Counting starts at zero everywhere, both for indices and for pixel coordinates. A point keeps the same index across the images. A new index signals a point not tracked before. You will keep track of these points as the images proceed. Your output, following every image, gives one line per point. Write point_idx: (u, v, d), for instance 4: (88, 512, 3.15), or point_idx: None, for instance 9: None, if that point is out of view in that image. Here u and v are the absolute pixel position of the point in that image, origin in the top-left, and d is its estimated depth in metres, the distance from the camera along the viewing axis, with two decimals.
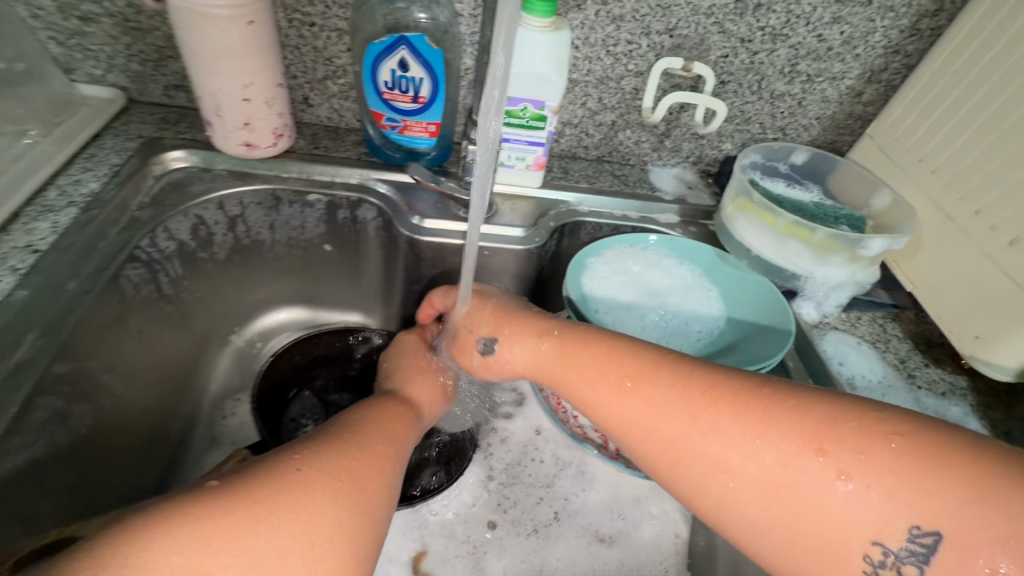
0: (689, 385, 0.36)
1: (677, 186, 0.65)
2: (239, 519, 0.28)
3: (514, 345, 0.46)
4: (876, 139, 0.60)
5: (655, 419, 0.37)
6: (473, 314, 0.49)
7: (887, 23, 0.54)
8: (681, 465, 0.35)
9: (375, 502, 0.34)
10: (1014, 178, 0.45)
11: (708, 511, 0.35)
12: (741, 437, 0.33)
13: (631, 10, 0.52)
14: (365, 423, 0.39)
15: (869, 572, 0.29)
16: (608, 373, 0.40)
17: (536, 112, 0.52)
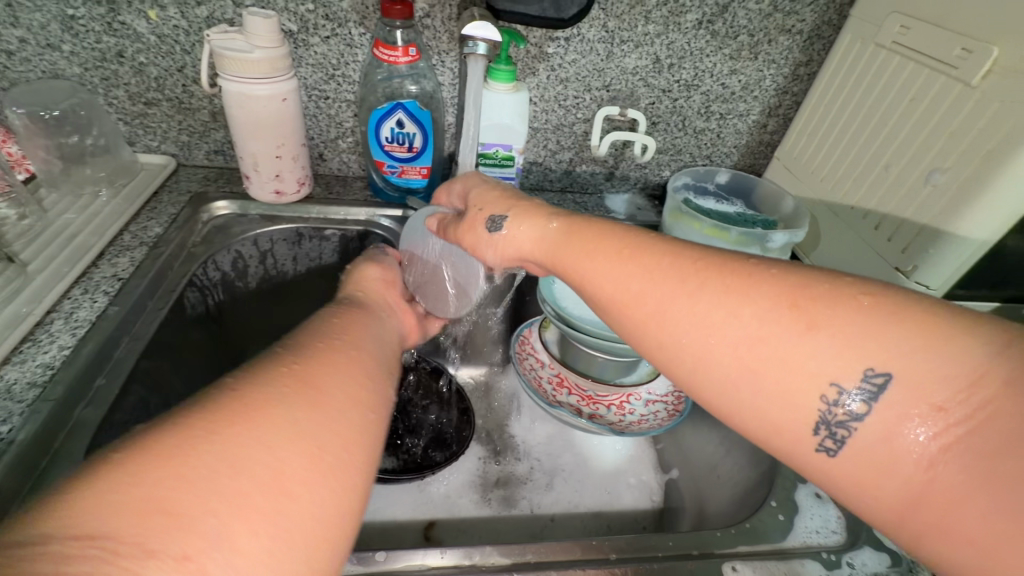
0: (677, 257, 0.35)
1: (628, 208, 0.79)
2: (178, 441, 0.26)
3: (520, 229, 0.45)
4: (782, 160, 0.75)
5: (642, 284, 0.35)
6: (481, 201, 0.49)
7: (773, 71, 0.70)
8: (662, 326, 0.34)
9: (339, 401, 0.32)
10: (872, 179, 0.59)
11: (678, 370, 0.34)
12: (723, 298, 0.32)
13: (574, 73, 0.67)
14: (314, 335, 0.38)
15: (823, 411, 0.29)
16: (603, 249, 0.38)
17: (506, 154, 0.66)
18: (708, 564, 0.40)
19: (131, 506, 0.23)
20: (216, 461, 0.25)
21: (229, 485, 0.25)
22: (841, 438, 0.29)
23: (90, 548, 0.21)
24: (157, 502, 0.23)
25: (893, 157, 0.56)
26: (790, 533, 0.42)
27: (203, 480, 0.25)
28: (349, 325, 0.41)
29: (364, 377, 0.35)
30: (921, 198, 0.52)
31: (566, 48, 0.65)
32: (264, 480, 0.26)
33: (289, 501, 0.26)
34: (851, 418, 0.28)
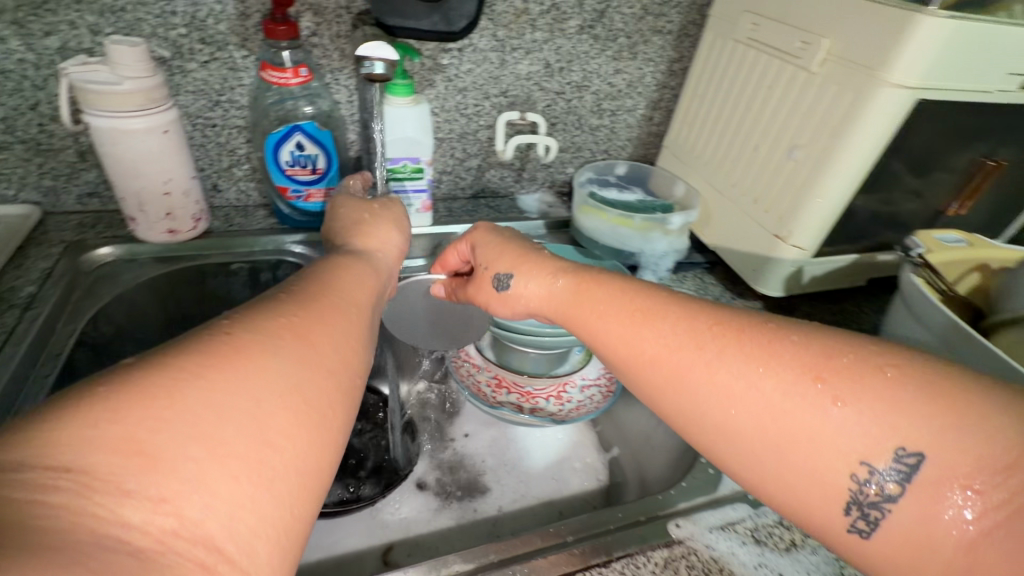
0: (694, 321, 0.37)
1: (539, 207, 0.82)
2: (162, 382, 0.25)
3: (530, 287, 0.47)
4: (668, 147, 0.81)
5: (660, 350, 0.37)
6: (490, 255, 0.51)
7: (652, 68, 0.76)
8: (681, 391, 0.36)
9: (331, 360, 0.32)
10: (744, 159, 0.66)
11: (702, 436, 0.36)
12: (744, 368, 0.34)
13: (471, 82, 0.69)
14: (313, 285, 0.37)
15: (855, 490, 0.31)
16: (617, 312, 0.41)
17: (414, 167, 0.67)
18: (656, 526, 0.42)
19: (108, 444, 0.23)
20: (201, 407, 0.25)
21: (210, 431, 0.25)
22: (874, 520, 0.30)
23: (63, 480, 0.21)
24: (136, 440, 0.23)
25: (759, 138, 0.63)
26: (721, 483, 0.46)
27: (187, 424, 0.25)
28: (344, 274, 0.40)
29: (355, 341, 0.35)
30: (786, 172, 0.60)
31: (460, 59, 0.67)
32: (246, 432, 0.26)
33: (271, 452, 0.27)
34: (882, 499, 0.30)
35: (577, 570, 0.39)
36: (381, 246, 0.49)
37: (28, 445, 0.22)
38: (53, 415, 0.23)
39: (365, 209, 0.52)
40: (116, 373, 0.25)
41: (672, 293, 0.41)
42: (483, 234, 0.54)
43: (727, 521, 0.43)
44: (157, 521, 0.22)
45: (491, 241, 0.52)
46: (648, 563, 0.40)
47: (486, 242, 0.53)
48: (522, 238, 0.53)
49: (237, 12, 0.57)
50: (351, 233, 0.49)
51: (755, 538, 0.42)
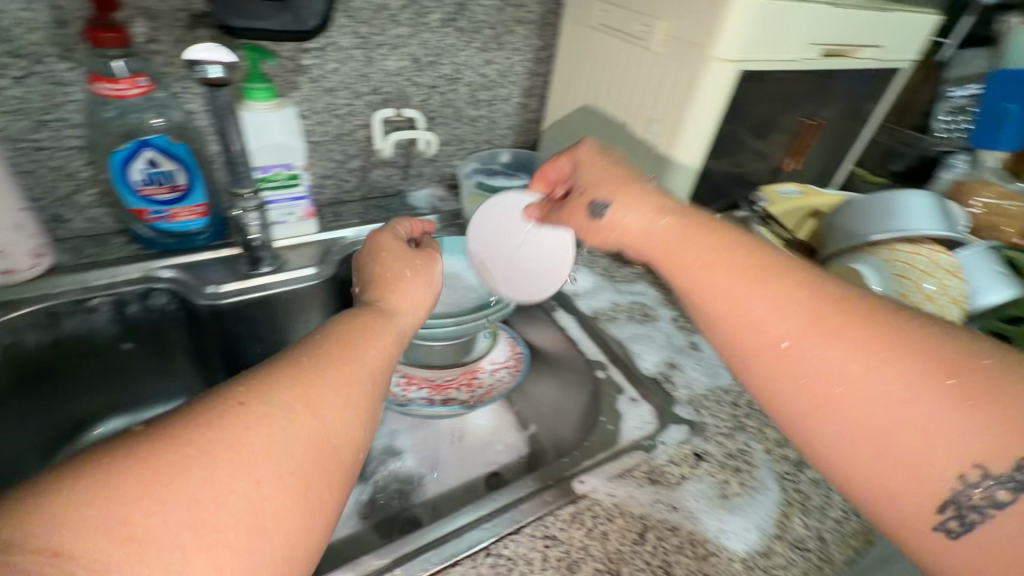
0: (820, 293, 0.38)
1: (431, 201, 0.83)
2: (165, 460, 0.26)
3: (630, 216, 0.46)
4: (546, 133, 0.85)
5: (768, 314, 0.38)
6: (596, 177, 0.49)
7: (520, 57, 0.78)
8: (780, 363, 0.38)
9: (334, 438, 0.32)
10: (609, 137, 0.70)
11: (794, 407, 0.38)
12: (870, 349, 0.35)
13: (338, 82, 0.67)
14: (340, 352, 0.37)
15: (957, 491, 0.32)
16: (731, 266, 0.41)
17: (288, 173, 0.64)
18: (562, 486, 0.45)
19: (101, 529, 0.23)
20: (199, 490, 0.26)
21: (205, 518, 0.26)
22: (970, 522, 0.31)
23: (50, 565, 0.22)
24: (130, 524, 0.24)
25: (620, 117, 0.68)
26: (620, 436, 0.50)
27: (184, 509, 0.25)
28: (365, 337, 0.39)
29: (363, 414, 0.35)
30: (646, 146, 0.65)
31: (322, 59, 0.65)
32: (239, 522, 0.26)
33: (262, 539, 0.27)
34: (988, 504, 0.31)
35: (490, 542, 0.40)
36: (412, 307, 0.46)
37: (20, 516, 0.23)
38: (50, 490, 0.24)
39: (384, 252, 0.50)
40: (129, 445, 0.27)
41: (802, 266, 0.40)
42: (585, 157, 0.51)
43: (625, 469, 0.47)
44: None
45: (610, 161, 0.50)
46: (556, 521, 0.42)
47: (581, 166, 0.51)
48: (632, 167, 0.50)
49: (51, 21, 0.51)
50: (381, 287, 0.47)
51: (651, 479, 0.46)
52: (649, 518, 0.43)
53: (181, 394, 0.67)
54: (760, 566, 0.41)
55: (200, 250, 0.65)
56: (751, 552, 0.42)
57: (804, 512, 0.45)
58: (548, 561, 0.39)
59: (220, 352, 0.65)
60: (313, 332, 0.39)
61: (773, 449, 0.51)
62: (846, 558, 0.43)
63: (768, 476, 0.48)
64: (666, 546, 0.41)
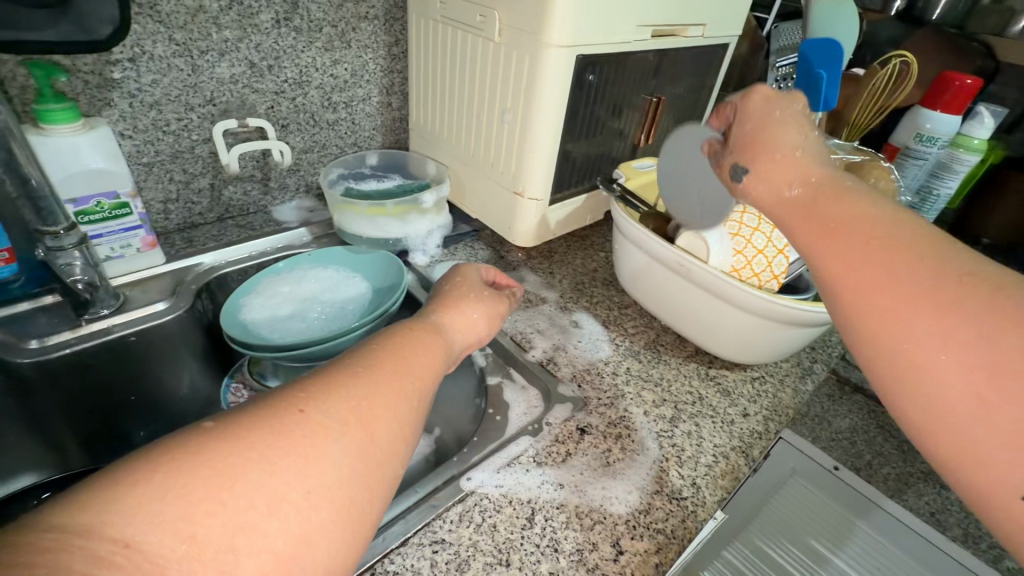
0: (951, 263, 0.30)
1: (299, 214, 0.78)
2: (232, 461, 0.25)
3: (763, 177, 0.40)
4: (413, 131, 0.83)
5: (883, 277, 0.31)
6: (751, 130, 0.42)
7: (372, 55, 0.75)
8: (880, 324, 0.31)
9: (383, 450, 0.30)
10: (472, 129, 0.70)
11: (888, 369, 0.31)
12: (997, 318, 0.27)
13: (162, 95, 0.61)
14: (405, 370, 0.35)
15: None
16: (846, 229, 0.34)
17: (113, 203, 0.57)
18: (450, 487, 0.44)
19: (170, 525, 0.22)
20: (256, 495, 0.25)
21: (258, 524, 0.24)
22: None
23: (119, 556, 0.21)
24: (190, 524, 0.23)
25: (478, 107, 0.68)
26: (508, 425, 0.51)
27: (240, 515, 0.24)
28: (413, 351, 0.38)
29: (399, 434, 0.32)
30: (504, 135, 0.66)
31: (136, 70, 0.58)
32: (290, 534, 0.25)
33: (308, 554, 0.25)
34: None
35: (375, 561, 0.38)
36: (462, 327, 0.46)
37: (94, 498, 0.22)
38: (124, 475, 0.23)
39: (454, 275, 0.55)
40: (211, 442, 0.26)
41: (937, 236, 0.32)
42: (759, 100, 0.42)
43: (512, 458, 0.47)
44: None
45: (789, 113, 0.41)
46: (444, 523, 0.41)
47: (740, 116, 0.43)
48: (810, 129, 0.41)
49: None
50: (441, 305, 0.48)
51: (537, 462, 0.47)
52: (537, 501, 0.43)
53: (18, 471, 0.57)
54: (642, 523, 0.43)
55: (16, 301, 0.57)
56: (632, 512, 0.44)
57: (680, 465, 0.48)
58: (437, 567, 0.39)
59: (62, 414, 0.57)
60: (370, 345, 0.37)
61: (651, 409, 0.54)
62: (718, 499, 0.46)
63: (646, 437, 0.51)
64: (555, 524, 0.42)
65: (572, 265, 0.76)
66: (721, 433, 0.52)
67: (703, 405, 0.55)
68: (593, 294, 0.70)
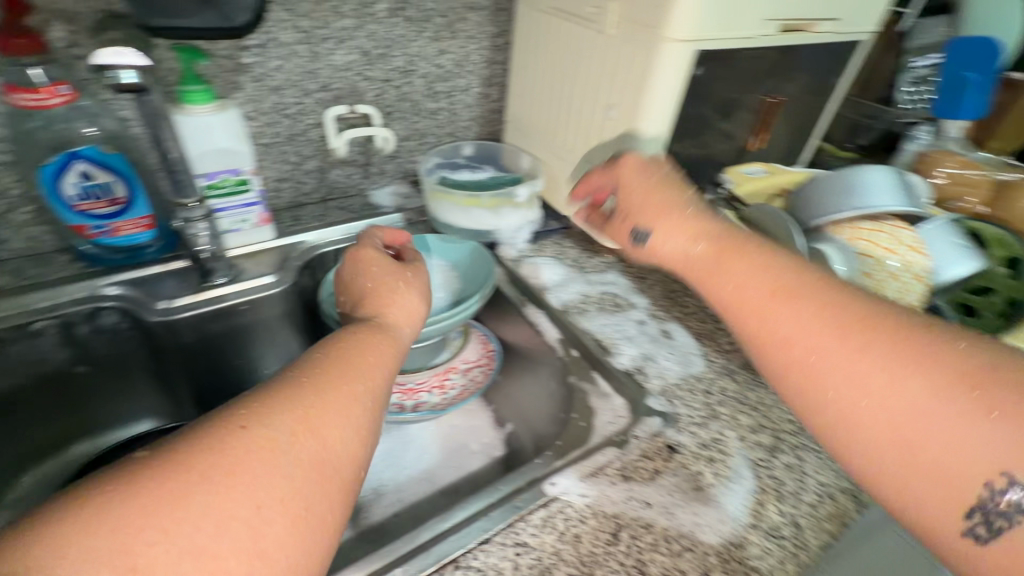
0: (846, 308, 0.36)
1: (394, 200, 0.80)
2: (172, 487, 0.26)
3: (669, 236, 0.47)
4: (510, 123, 0.82)
5: (794, 330, 0.37)
6: (639, 200, 0.50)
7: (476, 46, 0.76)
8: (807, 376, 0.36)
9: (338, 456, 0.31)
10: (573, 124, 0.68)
11: (823, 419, 0.35)
12: (889, 360, 0.33)
13: (284, 80, 0.64)
14: (346, 372, 0.36)
15: (984, 499, 0.29)
16: (758, 285, 0.40)
17: (236, 179, 0.61)
18: (534, 490, 0.43)
19: (108, 556, 0.23)
20: (204, 516, 0.25)
21: (205, 545, 0.25)
22: (999, 527, 0.29)
23: None
24: (129, 555, 0.23)
25: (581, 102, 0.66)
26: (593, 433, 0.49)
27: (187, 536, 0.25)
28: (365, 351, 0.39)
29: (357, 440, 0.33)
30: (608, 131, 0.63)
31: (264, 56, 0.62)
32: (242, 548, 0.26)
33: (263, 566, 0.26)
34: (1013, 509, 0.28)
35: (459, 554, 0.39)
36: (407, 317, 0.45)
37: (36, 537, 0.23)
38: (66, 512, 0.24)
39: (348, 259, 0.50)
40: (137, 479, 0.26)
41: (833, 282, 0.38)
42: (632, 164, 0.52)
43: (598, 467, 0.45)
44: None
45: (656, 182, 0.50)
46: (527, 527, 0.41)
47: (631, 179, 0.51)
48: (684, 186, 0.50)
49: None
50: (374, 302, 0.45)
51: (623, 476, 0.45)
52: (622, 517, 0.42)
53: (143, 414, 0.64)
54: (735, 557, 0.40)
55: (150, 264, 0.62)
56: (726, 543, 0.41)
57: (778, 499, 0.45)
58: (520, 570, 0.38)
59: (182, 371, 0.63)
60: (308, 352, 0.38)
61: (747, 435, 0.50)
62: (822, 543, 0.42)
63: (742, 464, 0.47)
64: (641, 544, 0.40)
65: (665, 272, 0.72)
66: (827, 471, 0.48)
67: (807, 437, 0.51)
68: (686, 303, 0.67)
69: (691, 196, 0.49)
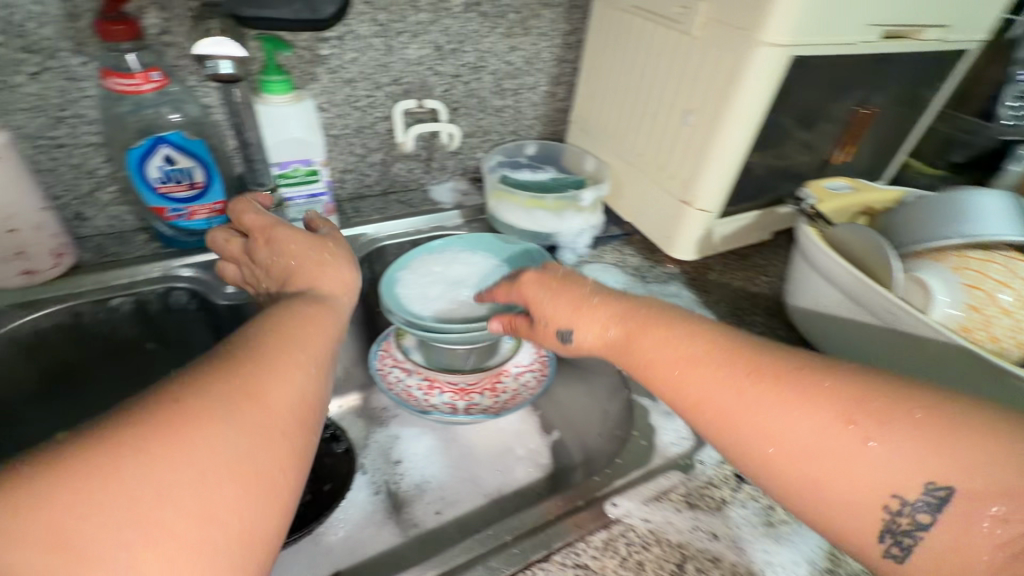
0: (740, 365, 0.37)
1: (453, 196, 0.80)
2: (102, 461, 0.25)
3: (584, 321, 0.45)
4: (574, 123, 0.80)
5: (704, 394, 0.37)
6: (538, 305, 0.47)
7: (547, 44, 0.74)
8: (732, 437, 0.36)
9: (281, 415, 0.31)
10: (645, 128, 0.66)
11: (749, 472, 0.36)
12: (791, 408, 0.34)
13: (358, 72, 0.65)
14: (278, 336, 0.36)
15: (887, 520, 0.31)
16: (670, 350, 0.40)
17: (307, 169, 0.62)
18: (594, 509, 0.42)
19: (35, 542, 0.23)
20: (139, 489, 0.25)
21: (144, 514, 0.25)
22: (907, 545, 0.31)
23: None
24: (62, 535, 0.23)
25: (656, 106, 0.63)
26: (654, 453, 0.47)
27: (123, 509, 0.24)
28: (298, 317, 0.38)
29: (303, 400, 0.33)
30: (684, 138, 0.60)
31: (341, 48, 0.62)
32: (190, 512, 0.26)
33: (212, 530, 0.26)
34: (915, 527, 0.31)
35: (518, 570, 0.38)
36: (343, 285, 0.45)
37: None
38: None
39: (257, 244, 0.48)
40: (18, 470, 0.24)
41: (721, 340, 0.39)
42: (533, 273, 0.49)
43: (660, 492, 0.43)
44: None
45: (557, 288, 0.47)
46: (588, 549, 0.39)
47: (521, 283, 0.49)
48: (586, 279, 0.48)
49: (64, 13, 0.49)
50: (297, 274, 0.45)
51: (689, 503, 0.43)
52: (688, 548, 0.40)
53: None
54: None
55: None
56: None
57: None
58: None
59: None
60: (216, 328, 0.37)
61: None
62: None
63: None
64: None
65: (730, 287, 0.69)
66: None
67: None
68: (754, 323, 0.64)
69: (593, 281, 0.48)
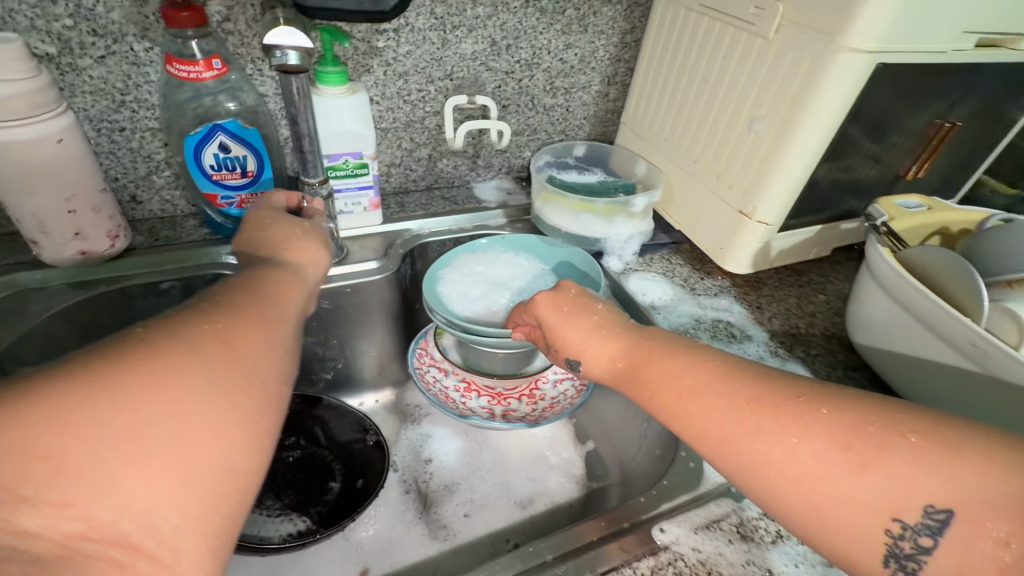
0: (736, 388, 0.36)
1: (498, 195, 0.78)
2: (88, 382, 0.26)
3: (592, 346, 0.46)
4: (625, 125, 0.78)
5: (706, 420, 0.36)
6: (554, 329, 0.48)
7: (603, 42, 0.72)
8: (734, 460, 0.35)
9: (256, 365, 0.33)
10: (704, 134, 0.63)
11: (746, 487, 0.35)
12: (786, 428, 0.33)
13: (412, 66, 0.64)
14: (257, 299, 0.38)
15: (889, 542, 0.30)
16: (674, 377, 0.39)
17: (357, 162, 0.61)
18: (639, 533, 0.40)
19: (22, 449, 0.23)
20: (122, 412, 0.26)
21: (127, 435, 0.25)
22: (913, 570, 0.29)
23: None
24: (42, 445, 0.24)
25: (719, 112, 0.60)
26: (704, 477, 0.44)
27: (107, 431, 0.25)
28: (278, 291, 0.40)
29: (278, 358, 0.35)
30: (748, 145, 0.57)
31: (397, 41, 0.61)
32: (173, 437, 0.27)
33: (193, 461, 0.27)
34: (918, 550, 0.29)
35: None
36: (314, 258, 0.48)
37: None
38: None
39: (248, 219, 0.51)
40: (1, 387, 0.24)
41: (716, 360, 0.39)
42: (546, 296, 0.49)
43: (711, 520, 0.41)
44: (60, 529, 0.23)
45: (570, 314, 0.48)
46: None
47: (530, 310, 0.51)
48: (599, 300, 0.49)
49: None
50: (277, 249, 0.47)
51: (741, 534, 0.40)
52: None
53: None
54: None
55: None
56: None
57: None
58: None
59: None
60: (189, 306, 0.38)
61: None
62: None
63: None
64: None
65: (784, 304, 0.66)
66: None
67: None
68: (810, 344, 0.61)
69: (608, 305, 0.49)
